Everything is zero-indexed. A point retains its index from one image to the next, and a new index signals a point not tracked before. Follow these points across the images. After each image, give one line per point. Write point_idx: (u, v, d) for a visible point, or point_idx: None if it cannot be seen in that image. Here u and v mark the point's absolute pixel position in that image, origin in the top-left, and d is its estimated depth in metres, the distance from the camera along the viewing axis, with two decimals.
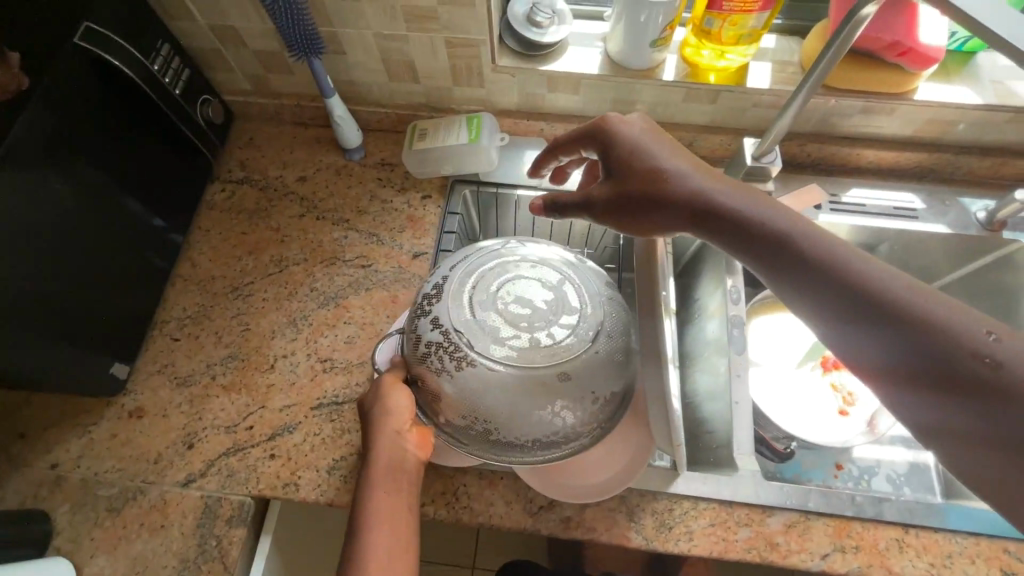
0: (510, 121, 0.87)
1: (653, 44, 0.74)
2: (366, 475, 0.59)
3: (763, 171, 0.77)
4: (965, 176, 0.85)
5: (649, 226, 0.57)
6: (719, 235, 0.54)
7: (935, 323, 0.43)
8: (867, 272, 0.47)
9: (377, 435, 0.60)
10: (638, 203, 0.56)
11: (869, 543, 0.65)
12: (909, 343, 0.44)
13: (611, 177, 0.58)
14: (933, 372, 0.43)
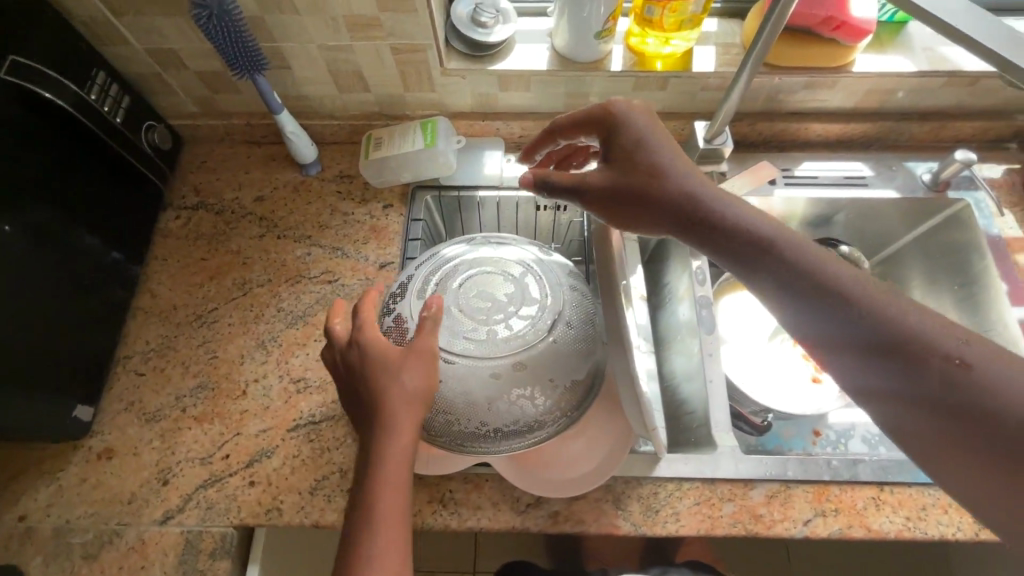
0: (465, 123, 0.87)
1: (598, 36, 0.75)
2: (376, 443, 0.52)
3: (715, 151, 0.79)
4: (908, 142, 0.88)
5: (639, 222, 0.57)
6: (707, 239, 0.54)
7: (913, 328, 0.45)
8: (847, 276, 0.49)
9: (389, 401, 0.53)
10: (634, 201, 0.57)
11: (847, 505, 0.67)
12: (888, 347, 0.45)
13: (614, 166, 0.58)
14: (913, 376, 0.44)
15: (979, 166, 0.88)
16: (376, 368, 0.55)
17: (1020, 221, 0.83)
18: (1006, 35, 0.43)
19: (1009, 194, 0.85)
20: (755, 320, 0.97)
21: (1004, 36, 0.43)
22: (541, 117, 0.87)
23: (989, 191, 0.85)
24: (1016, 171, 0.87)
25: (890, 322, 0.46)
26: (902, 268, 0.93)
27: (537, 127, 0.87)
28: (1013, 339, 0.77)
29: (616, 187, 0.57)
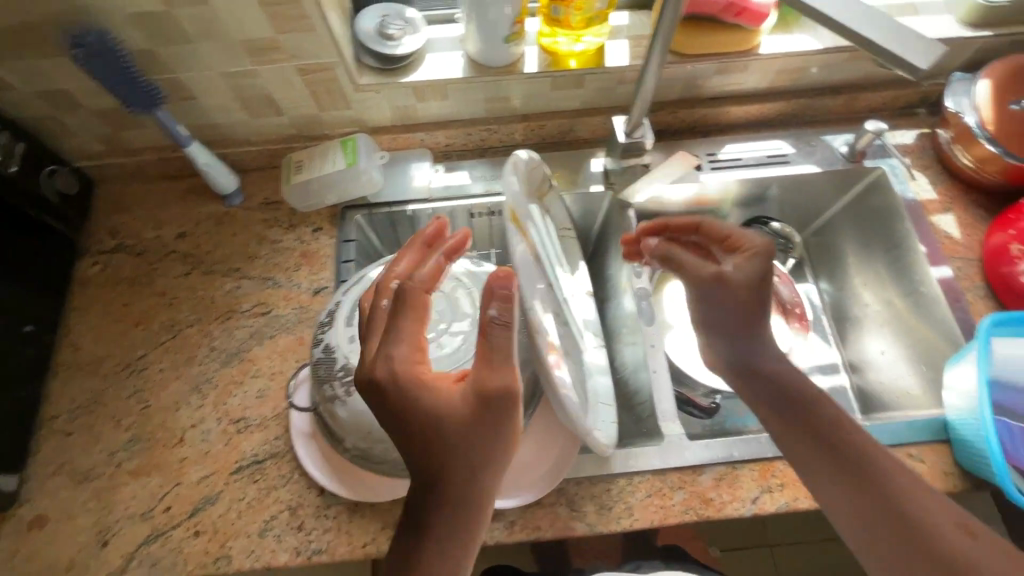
0: (388, 137, 0.85)
1: (507, 40, 0.73)
2: (440, 498, 0.45)
3: (638, 146, 0.80)
4: (826, 117, 0.91)
5: (713, 320, 0.61)
6: (763, 398, 0.59)
7: (899, 488, 0.51)
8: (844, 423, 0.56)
9: (456, 452, 0.45)
10: (732, 305, 0.60)
11: (792, 478, 0.69)
12: (866, 494, 0.51)
13: (738, 279, 0.59)
14: (889, 522, 0.50)
15: (891, 133, 0.91)
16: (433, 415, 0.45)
17: (933, 183, 0.87)
18: (872, 17, 0.44)
19: (921, 158, 0.88)
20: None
21: (870, 19, 0.44)
22: (465, 124, 0.85)
23: (902, 157, 0.88)
24: (926, 135, 0.90)
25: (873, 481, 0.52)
26: (835, 233, 0.97)
27: (461, 134, 0.86)
28: (934, 298, 0.80)
29: (715, 287, 0.60)
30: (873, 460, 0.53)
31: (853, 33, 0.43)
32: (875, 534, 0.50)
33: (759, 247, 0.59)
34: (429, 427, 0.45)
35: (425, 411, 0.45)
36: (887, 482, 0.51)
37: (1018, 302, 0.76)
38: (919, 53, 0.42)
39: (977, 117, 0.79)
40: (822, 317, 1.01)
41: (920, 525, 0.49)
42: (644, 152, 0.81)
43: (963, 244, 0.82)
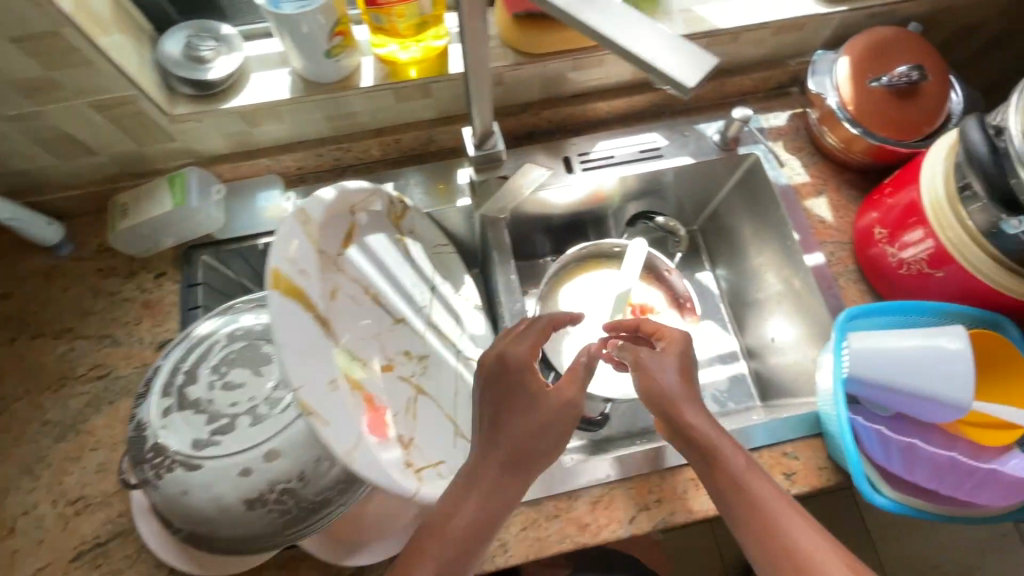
0: (228, 166, 0.78)
1: (329, 55, 0.66)
2: (495, 476, 0.53)
3: (493, 155, 0.72)
4: (696, 104, 0.88)
5: (645, 384, 0.61)
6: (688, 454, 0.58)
7: (768, 503, 0.53)
8: (724, 442, 0.56)
9: (546, 428, 0.55)
10: (659, 387, 0.60)
11: (668, 492, 0.68)
12: (742, 508, 0.53)
13: (662, 361, 0.61)
14: (760, 533, 0.52)
15: (765, 116, 0.88)
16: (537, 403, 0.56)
17: (806, 165, 0.85)
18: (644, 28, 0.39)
19: (794, 140, 0.87)
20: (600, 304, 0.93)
21: (641, 29, 0.39)
22: (312, 144, 0.78)
23: (776, 141, 0.86)
24: (799, 115, 0.88)
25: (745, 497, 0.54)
26: (726, 219, 0.96)
27: (310, 156, 0.79)
28: (810, 286, 0.79)
29: (645, 362, 0.61)
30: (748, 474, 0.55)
31: (622, 46, 0.38)
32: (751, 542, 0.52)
33: (678, 339, 0.63)
34: (514, 439, 0.54)
35: (516, 424, 0.54)
36: (752, 496, 0.53)
37: (885, 286, 0.74)
38: (690, 67, 0.37)
39: (838, 98, 0.78)
40: (722, 305, 1.00)
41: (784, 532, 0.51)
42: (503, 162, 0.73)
43: (835, 228, 0.81)
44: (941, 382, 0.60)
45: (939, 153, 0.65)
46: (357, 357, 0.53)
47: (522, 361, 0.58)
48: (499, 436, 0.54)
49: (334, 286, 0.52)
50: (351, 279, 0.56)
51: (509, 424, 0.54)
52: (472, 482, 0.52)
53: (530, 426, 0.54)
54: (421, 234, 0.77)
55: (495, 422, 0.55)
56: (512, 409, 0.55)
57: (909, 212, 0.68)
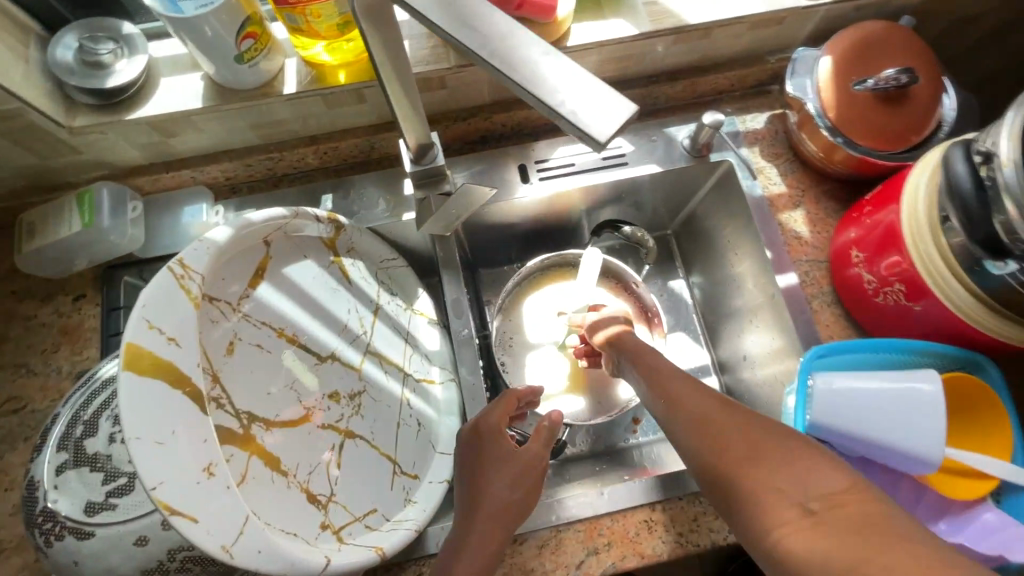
0: (148, 179, 0.71)
1: (240, 59, 0.59)
2: (489, 514, 0.53)
3: (434, 171, 0.64)
4: (666, 104, 0.81)
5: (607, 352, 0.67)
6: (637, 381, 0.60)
7: (723, 425, 0.46)
8: (683, 387, 0.52)
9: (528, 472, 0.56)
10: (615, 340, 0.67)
11: (619, 535, 0.64)
12: (697, 435, 0.47)
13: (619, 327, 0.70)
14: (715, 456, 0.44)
15: (741, 118, 0.81)
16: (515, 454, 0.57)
17: (784, 173, 0.78)
18: (550, 64, 0.32)
19: (772, 145, 0.80)
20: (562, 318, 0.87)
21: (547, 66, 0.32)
22: (241, 153, 0.71)
23: (751, 146, 0.80)
24: (778, 117, 0.81)
25: (701, 425, 0.47)
26: (702, 223, 0.88)
27: (239, 166, 0.72)
28: (781, 309, 0.73)
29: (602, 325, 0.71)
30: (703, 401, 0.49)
31: (522, 88, 0.32)
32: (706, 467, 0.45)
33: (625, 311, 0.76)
34: (499, 498, 0.54)
35: (495, 483, 0.54)
36: (707, 422, 0.47)
37: (861, 312, 0.68)
38: (603, 116, 0.30)
39: (817, 103, 0.71)
40: (694, 315, 0.93)
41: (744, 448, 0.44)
42: (446, 175, 0.65)
43: (811, 244, 0.75)
44: (917, 436, 0.54)
45: (925, 172, 0.59)
46: (258, 416, 0.51)
47: (492, 427, 0.58)
48: (481, 498, 0.54)
49: (231, 336, 0.51)
50: (253, 325, 0.53)
51: (489, 483, 0.54)
52: (465, 541, 0.52)
53: (505, 489, 0.54)
54: (365, 249, 0.68)
55: (473, 485, 0.55)
56: (488, 471, 0.55)
57: (887, 237, 0.62)
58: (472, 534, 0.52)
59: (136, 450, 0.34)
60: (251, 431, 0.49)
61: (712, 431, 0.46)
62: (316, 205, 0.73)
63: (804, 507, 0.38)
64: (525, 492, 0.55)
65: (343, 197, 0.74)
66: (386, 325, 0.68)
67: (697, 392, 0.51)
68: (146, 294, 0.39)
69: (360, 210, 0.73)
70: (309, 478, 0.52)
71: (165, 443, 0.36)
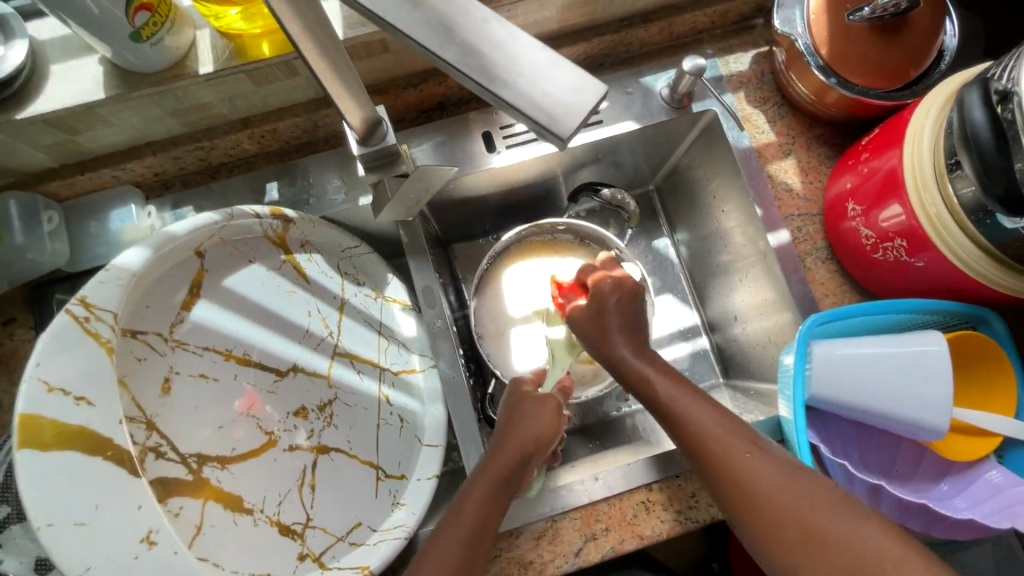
0: (63, 182, 0.62)
1: (138, 39, 0.50)
2: (507, 454, 0.52)
3: (386, 152, 0.53)
4: (641, 50, 0.74)
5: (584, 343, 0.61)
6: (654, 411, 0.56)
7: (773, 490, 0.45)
8: (723, 435, 0.49)
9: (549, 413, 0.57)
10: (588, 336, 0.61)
11: (617, 519, 0.62)
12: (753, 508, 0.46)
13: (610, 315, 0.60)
14: (786, 538, 0.44)
15: (723, 60, 0.74)
16: (530, 399, 0.58)
17: (772, 119, 0.72)
18: (491, 38, 0.26)
19: (759, 88, 0.73)
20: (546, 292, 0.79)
21: (488, 41, 0.26)
22: (166, 144, 0.63)
23: (736, 91, 0.73)
24: (764, 55, 0.74)
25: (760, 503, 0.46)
26: (688, 175, 0.81)
27: (167, 159, 0.64)
28: (774, 268, 0.69)
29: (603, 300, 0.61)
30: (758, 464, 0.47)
31: (454, 69, 0.26)
32: (775, 546, 0.45)
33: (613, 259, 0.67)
34: (522, 437, 0.53)
35: (521, 425, 0.55)
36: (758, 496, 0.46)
37: (855, 263, 0.65)
38: (564, 103, 0.25)
39: (808, 40, 0.63)
40: (681, 274, 0.88)
41: (816, 533, 0.43)
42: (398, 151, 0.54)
43: (804, 196, 0.70)
44: (918, 404, 0.52)
45: (930, 113, 0.53)
46: (211, 455, 0.48)
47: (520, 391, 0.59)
48: (509, 430, 0.54)
49: (167, 372, 0.48)
50: (194, 355, 0.50)
51: (521, 418, 0.55)
52: (472, 484, 0.50)
53: (528, 422, 0.55)
54: (322, 240, 0.60)
55: (503, 424, 0.56)
56: (520, 409, 0.57)
57: (886, 187, 0.57)
58: (480, 477, 0.50)
59: (48, 537, 0.35)
60: (204, 475, 0.47)
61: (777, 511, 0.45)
62: (260, 195, 0.65)
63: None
64: (552, 426, 0.56)
65: (291, 184, 0.66)
66: (354, 321, 0.60)
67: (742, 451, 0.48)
68: (41, 348, 0.38)
69: (311, 198, 0.66)
70: (279, 510, 0.50)
71: (87, 522, 0.36)
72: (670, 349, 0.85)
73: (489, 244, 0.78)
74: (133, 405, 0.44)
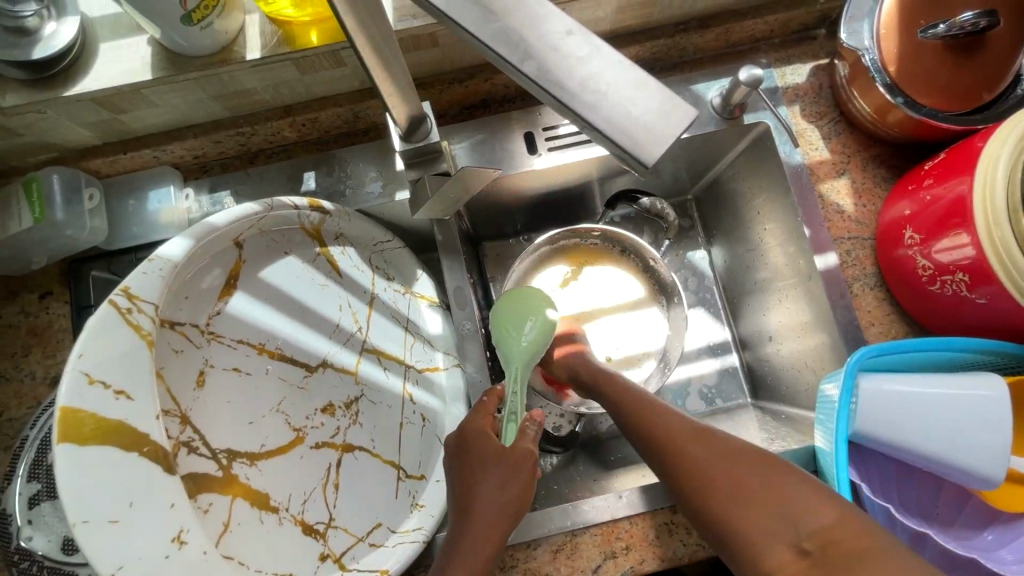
0: (106, 160, 0.63)
1: (188, 21, 0.49)
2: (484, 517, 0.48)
3: (429, 148, 0.53)
4: (694, 55, 0.71)
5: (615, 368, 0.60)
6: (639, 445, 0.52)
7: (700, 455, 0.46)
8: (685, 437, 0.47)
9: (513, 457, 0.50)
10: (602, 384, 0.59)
11: (638, 539, 0.60)
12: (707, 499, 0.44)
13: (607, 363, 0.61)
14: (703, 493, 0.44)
15: (780, 71, 0.71)
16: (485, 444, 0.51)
17: (826, 136, 0.69)
18: (575, 50, 0.25)
19: (815, 102, 0.70)
20: (575, 300, 0.78)
21: (569, 53, 0.25)
22: (206, 128, 0.63)
23: (791, 104, 0.70)
24: (823, 68, 0.71)
25: (690, 464, 0.46)
26: (731, 188, 0.78)
27: (207, 143, 0.64)
28: (818, 291, 0.66)
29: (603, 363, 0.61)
30: (714, 458, 0.45)
31: (532, 82, 0.25)
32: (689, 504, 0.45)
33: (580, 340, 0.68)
34: (492, 499, 0.49)
35: (486, 487, 0.49)
36: (688, 455, 0.46)
37: (903, 293, 0.62)
38: (648, 127, 0.24)
39: (876, 55, 0.60)
40: (714, 288, 0.85)
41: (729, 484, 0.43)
42: (439, 145, 0.54)
43: (855, 219, 0.67)
44: (969, 450, 0.49)
45: (1008, 143, 0.50)
46: (241, 451, 0.48)
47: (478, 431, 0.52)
48: (472, 503, 0.48)
49: (202, 365, 0.47)
50: (228, 347, 0.49)
51: (482, 489, 0.49)
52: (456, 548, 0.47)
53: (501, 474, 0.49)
54: (355, 233, 0.60)
55: (462, 493, 0.50)
56: (475, 475, 0.50)
57: (950, 216, 0.54)
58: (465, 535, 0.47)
59: (82, 532, 0.35)
60: (233, 471, 0.46)
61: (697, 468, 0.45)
62: (297, 184, 0.65)
63: (800, 548, 0.39)
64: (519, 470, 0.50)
65: (328, 174, 0.65)
66: (383, 317, 0.60)
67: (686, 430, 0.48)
68: (83, 338, 0.38)
69: (348, 189, 0.65)
70: (303, 509, 0.49)
71: (121, 520, 0.35)
72: (697, 364, 0.82)
73: (518, 249, 0.76)
74: (169, 398, 0.44)
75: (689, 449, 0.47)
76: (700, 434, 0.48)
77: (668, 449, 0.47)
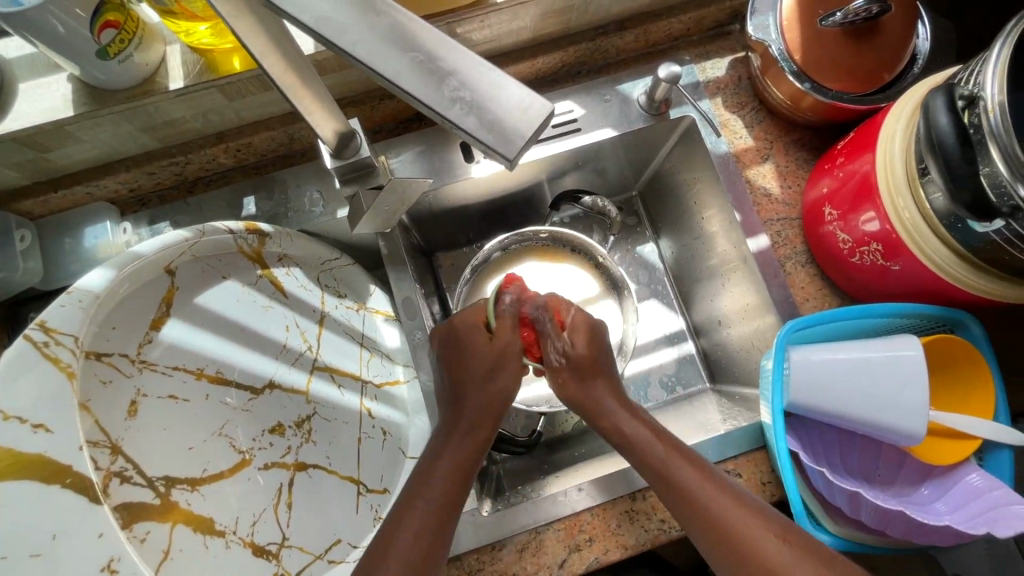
0: (39, 201, 0.62)
1: (103, 55, 0.49)
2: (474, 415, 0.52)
3: (361, 163, 0.52)
4: (618, 57, 0.74)
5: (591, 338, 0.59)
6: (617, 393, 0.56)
7: (717, 512, 0.47)
8: (718, 495, 0.48)
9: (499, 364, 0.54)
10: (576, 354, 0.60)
11: (600, 529, 0.61)
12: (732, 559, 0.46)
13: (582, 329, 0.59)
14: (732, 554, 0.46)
15: (701, 67, 0.74)
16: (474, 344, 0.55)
17: (750, 125, 0.72)
18: (441, 57, 0.26)
19: (736, 94, 0.73)
20: None
21: (437, 60, 0.26)
22: (137, 160, 0.63)
23: (713, 97, 0.73)
24: (740, 61, 0.74)
25: (705, 511, 0.47)
26: (669, 182, 0.81)
27: (140, 175, 0.63)
28: (754, 273, 0.69)
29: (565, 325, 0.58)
30: (739, 515, 0.46)
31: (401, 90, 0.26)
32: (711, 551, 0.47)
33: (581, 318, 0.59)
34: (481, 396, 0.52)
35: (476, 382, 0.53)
36: (705, 507, 0.47)
37: (832, 268, 0.65)
38: (511, 123, 0.26)
39: (782, 46, 0.63)
40: (665, 279, 0.88)
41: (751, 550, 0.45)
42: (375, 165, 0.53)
43: (783, 201, 0.70)
44: (901, 411, 0.51)
45: (900, 121, 0.54)
46: (179, 477, 0.46)
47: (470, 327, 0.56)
48: (463, 399, 0.53)
49: (134, 393, 0.46)
50: (164, 375, 0.48)
51: (472, 385, 0.53)
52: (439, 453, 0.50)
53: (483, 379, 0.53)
54: (300, 254, 0.62)
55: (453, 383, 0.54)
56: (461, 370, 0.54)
57: (858, 194, 0.57)
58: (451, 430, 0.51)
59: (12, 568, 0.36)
60: (173, 498, 0.45)
61: (720, 526, 0.46)
62: (237, 210, 0.65)
63: None
64: (510, 368, 0.54)
65: (268, 198, 0.66)
66: (334, 334, 0.61)
67: (694, 476, 0.49)
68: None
69: (289, 212, 0.65)
70: (253, 531, 0.48)
71: (43, 554, 0.37)
72: (655, 354, 0.85)
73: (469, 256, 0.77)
74: (97, 429, 0.42)
75: (702, 503, 0.48)
76: (715, 486, 0.49)
77: (684, 493, 0.48)
